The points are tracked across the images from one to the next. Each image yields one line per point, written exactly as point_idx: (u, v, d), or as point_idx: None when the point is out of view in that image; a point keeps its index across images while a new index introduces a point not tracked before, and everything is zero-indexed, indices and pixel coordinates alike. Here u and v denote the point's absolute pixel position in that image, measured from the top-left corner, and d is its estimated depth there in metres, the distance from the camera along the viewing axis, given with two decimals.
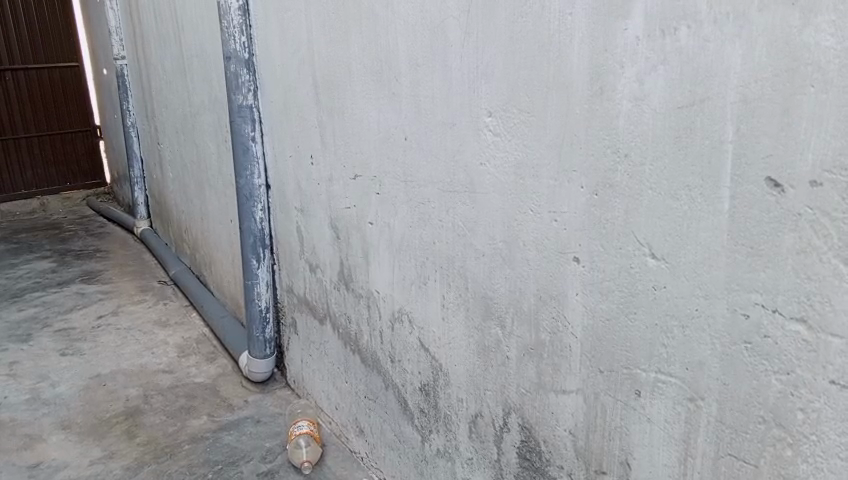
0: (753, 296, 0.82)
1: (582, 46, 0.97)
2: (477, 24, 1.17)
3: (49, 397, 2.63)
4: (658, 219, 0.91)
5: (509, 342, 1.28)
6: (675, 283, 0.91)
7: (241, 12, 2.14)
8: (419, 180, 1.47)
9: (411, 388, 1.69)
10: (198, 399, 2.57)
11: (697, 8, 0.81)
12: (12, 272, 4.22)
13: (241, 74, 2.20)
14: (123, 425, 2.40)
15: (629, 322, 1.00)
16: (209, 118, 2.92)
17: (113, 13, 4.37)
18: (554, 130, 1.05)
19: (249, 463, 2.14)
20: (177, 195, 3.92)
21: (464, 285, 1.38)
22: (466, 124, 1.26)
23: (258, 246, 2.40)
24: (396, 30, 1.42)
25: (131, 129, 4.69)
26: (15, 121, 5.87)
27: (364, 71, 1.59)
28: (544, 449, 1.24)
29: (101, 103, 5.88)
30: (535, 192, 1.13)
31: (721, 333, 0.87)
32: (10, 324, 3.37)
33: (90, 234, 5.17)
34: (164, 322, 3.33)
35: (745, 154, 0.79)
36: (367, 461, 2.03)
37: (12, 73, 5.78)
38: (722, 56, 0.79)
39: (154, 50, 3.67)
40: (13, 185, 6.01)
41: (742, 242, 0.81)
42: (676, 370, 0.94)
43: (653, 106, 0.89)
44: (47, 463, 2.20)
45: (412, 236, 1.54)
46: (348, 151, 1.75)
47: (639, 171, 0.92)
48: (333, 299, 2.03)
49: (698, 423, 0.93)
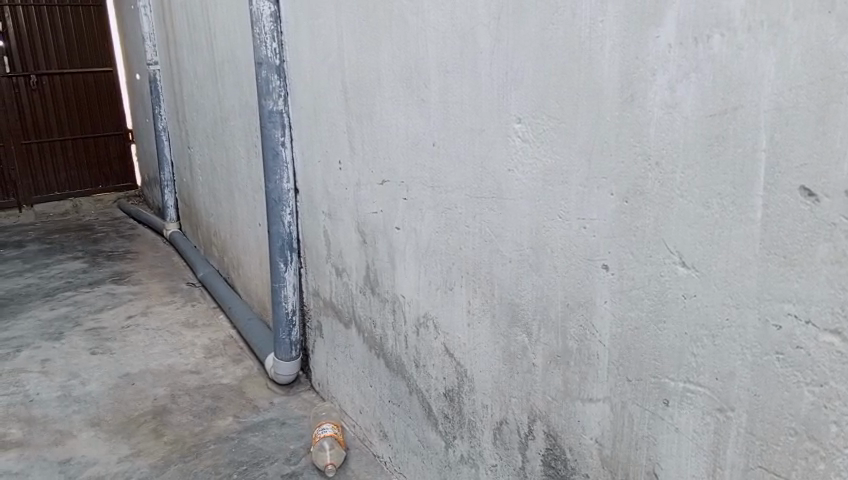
0: (786, 306, 0.81)
1: (613, 53, 0.97)
2: (507, 31, 1.18)
3: (80, 394, 2.68)
4: (689, 228, 0.91)
5: (535, 349, 1.28)
6: (705, 292, 0.90)
7: (273, 19, 2.18)
8: (447, 186, 1.47)
9: (436, 393, 1.70)
10: (224, 399, 2.60)
11: (730, 15, 0.80)
12: (45, 272, 4.31)
13: (272, 79, 2.24)
14: (151, 423, 2.44)
15: (659, 330, 0.99)
16: (239, 121, 2.96)
17: (147, 20, 4.46)
18: (584, 137, 1.05)
19: (274, 464, 2.16)
20: (205, 197, 3.98)
21: (490, 290, 1.38)
22: (495, 128, 1.27)
23: (286, 249, 2.42)
24: (426, 37, 1.43)
25: (163, 133, 4.76)
26: (51, 123, 6.04)
27: (394, 77, 1.60)
28: (569, 457, 1.23)
29: (134, 107, 5.99)
30: (563, 199, 1.13)
31: (752, 343, 0.86)
32: (42, 322, 3.45)
33: (121, 235, 5.27)
34: (191, 323, 3.37)
35: (778, 163, 0.78)
36: (390, 465, 2.04)
37: (48, 77, 5.93)
38: (756, 63, 0.79)
39: (185, 55, 3.74)
40: (47, 187, 6.16)
41: (774, 252, 0.81)
42: (706, 380, 0.93)
43: (684, 112, 0.88)
44: (77, 459, 2.25)
45: (438, 241, 1.55)
46: (376, 157, 1.77)
47: (670, 179, 0.92)
48: (359, 302, 2.05)
49: (728, 434, 0.92)
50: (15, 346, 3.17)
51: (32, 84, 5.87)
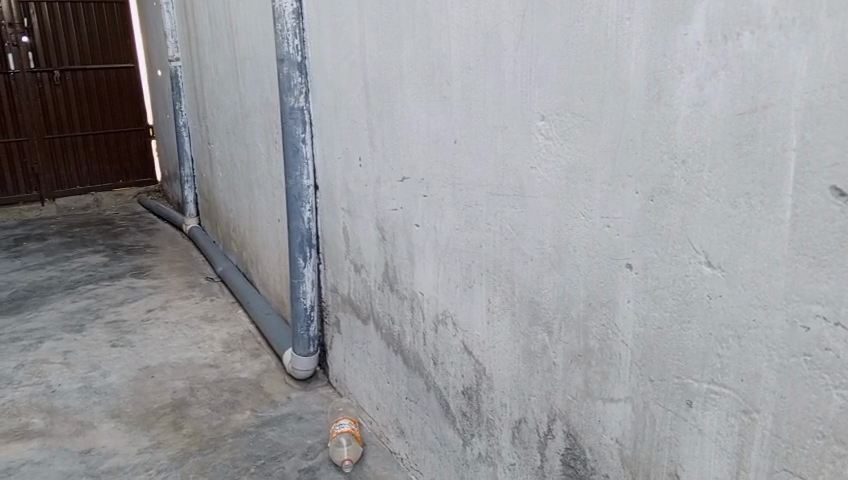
0: (814, 308, 0.80)
1: (640, 51, 0.97)
2: (532, 28, 1.18)
3: (100, 386, 2.71)
4: (714, 227, 0.90)
5: (556, 348, 1.27)
6: (731, 291, 0.90)
7: (295, 16, 2.20)
8: (468, 184, 1.47)
9: (454, 391, 1.70)
10: (242, 393, 2.62)
11: (761, 13, 0.79)
12: (67, 265, 4.37)
13: (294, 76, 2.25)
14: (171, 416, 2.47)
15: (683, 331, 0.98)
16: (260, 117, 2.98)
17: (169, 17, 4.50)
18: (610, 134, 1.05)
19: (291, 458, 2.17)
20: (225, 192, 4.00)
21: (511, 289, 1.38)
22: (517, 126, 1.26)
23: (305, 245, 2.43)
24: (450, 35, 1.43)
25: (183, 129, 4.80)
26: (73, 119, 6.11)
27: (416, 74, 1.60)
28: (589, 457, 1.23)
29: (155, 104, 6.04)
30: (587, 197, 1.12)
31: (779, 345, 0.85)
32: (64, 314, 3.50)
33: (141, 229, 5.32)
34: (210, 318, 3.40)
35: (809, 162, 0.77)
36: (406, 462, 2.04)
37: (71, 72, 6.00)
38: (787, 61, 0.78)
39: (207, 51, 3.76)
40: (68, 181, 6.24)
41: (803, 252, 0.80)
42: (730, 381, 0.92)
43: (712, 110, 0.87)
44: (97, 450, 2.27)
45: (458, 238, 1.55)
46: (396, 154, 1.77)
47: (697, 178, 0.91)
48: (377, 299, 2.05)
49: (752, 437, 0.91)
50: (37, 337, 3.22)
51: (56, 79, 5.93)
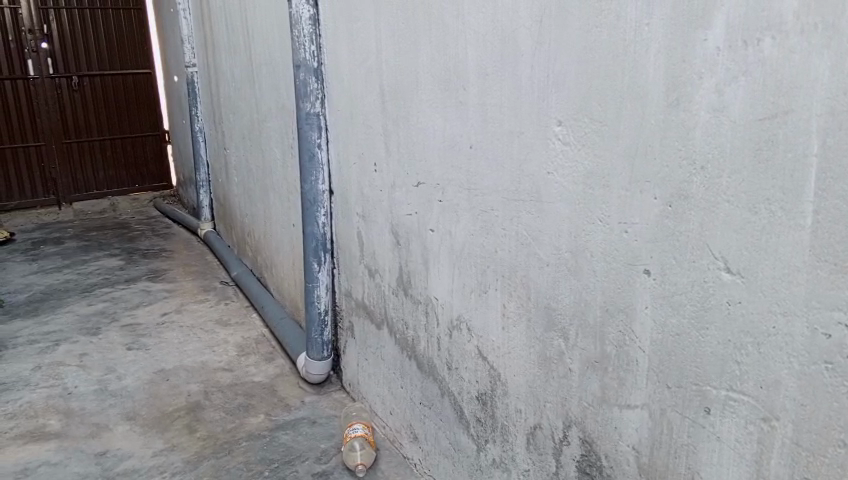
0: (836, 315, 0.79)
1: (659, 56, 0.97)
2: (549, 33, 1.18)
3: (116, 389, 2.73)
4: (733, 233, 0.90)
5: (572, 354, 1.27)
6: (750, 298, 0.89)
7: (312, 22, 2.21)
8: (484, 190, 1.47)
9: (468, 397, 1.69)
10: (256, 397, 2.63)
11: (783, 18, 0.79)
12: (83, 269, 4.41)
13: (310, 82, 2.26)
14: (185, 419, 2.48)
15: (701, 337, 0.98)
16: (276, 122, 3.00)
17: (186, 23, 4.55)
18: (628, 139, 1.05)
19: (304, 462, 2.17)
20: (240, 197, 4.03)
21: (526, 294, 1.38)
22: (533, 131, 1.27)
23: (320, 250, 2.44)
24: (466, 40, 1.44)
25: (199, 134, 4.84)
26: (90, 123, 6.18)
27: (432, 80, 1.61)
28: (606, 464, 1.22)
29: (171, 109, 6.11)
30: (605, 202, 1.12)
31: (800, 351, 0.84)
32: (80, 317, 3.53)
33: (157, 233, 5.36)
34: (224, 321, 3.42)
35: (831, 169, 0.77)
36: (420, 467, 2.04)
37: (89, 78, 6.08)
38: (808, 66, 0.77)
39: (224, 57, 3.79)
40: (85, 185, 6.30)
41: (825, 259, 0.79)
42: (750, 388, 0.91)
43: (731, 116, 0.87)
44: (113, 452, 2.29)
45: (473, 243, 1.55)
46: (412, 159, 1.78)
47: (716, 183, 0.91)
48: (391, 304, 2.06)
49: (772, 444, 0.90)
50: (54, 340, 3.25)
51: (74, 84, 6.02)
